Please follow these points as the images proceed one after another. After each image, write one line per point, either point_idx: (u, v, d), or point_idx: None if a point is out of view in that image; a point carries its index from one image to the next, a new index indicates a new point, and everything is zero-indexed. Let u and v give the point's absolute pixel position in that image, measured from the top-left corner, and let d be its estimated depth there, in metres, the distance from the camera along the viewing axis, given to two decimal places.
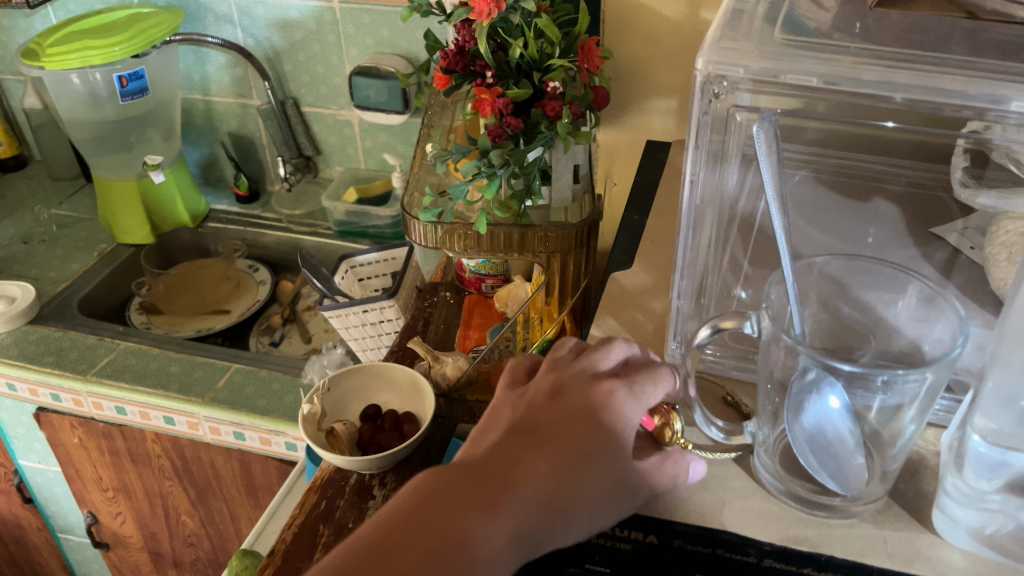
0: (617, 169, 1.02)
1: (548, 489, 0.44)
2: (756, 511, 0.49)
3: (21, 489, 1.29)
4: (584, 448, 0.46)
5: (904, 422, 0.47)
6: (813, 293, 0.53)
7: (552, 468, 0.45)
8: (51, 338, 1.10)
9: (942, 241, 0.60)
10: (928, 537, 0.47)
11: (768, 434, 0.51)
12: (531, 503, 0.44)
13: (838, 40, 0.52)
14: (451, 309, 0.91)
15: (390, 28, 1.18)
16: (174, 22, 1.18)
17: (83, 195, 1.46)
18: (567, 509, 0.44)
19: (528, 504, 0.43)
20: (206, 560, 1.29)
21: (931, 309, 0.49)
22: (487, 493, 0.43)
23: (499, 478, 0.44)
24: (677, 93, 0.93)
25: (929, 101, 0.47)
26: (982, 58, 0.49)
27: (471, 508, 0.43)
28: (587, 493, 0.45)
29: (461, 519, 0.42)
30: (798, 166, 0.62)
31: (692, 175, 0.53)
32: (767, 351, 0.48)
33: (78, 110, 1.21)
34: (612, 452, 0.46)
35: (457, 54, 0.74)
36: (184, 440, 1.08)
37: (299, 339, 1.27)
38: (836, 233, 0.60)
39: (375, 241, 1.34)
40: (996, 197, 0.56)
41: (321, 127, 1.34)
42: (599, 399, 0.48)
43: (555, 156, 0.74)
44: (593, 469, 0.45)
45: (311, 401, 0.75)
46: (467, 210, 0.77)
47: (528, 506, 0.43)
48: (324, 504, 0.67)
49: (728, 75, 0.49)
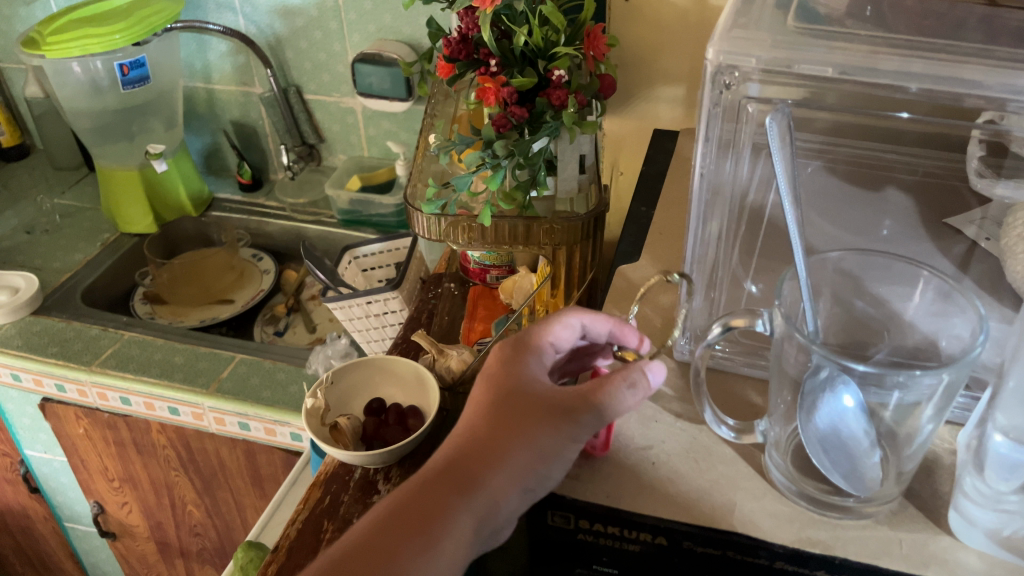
0: (623, 159, 1.00)
1: (472, 484, 0.46)
2: (768, 513, 0.48)
3: (27, 480, 1.29)
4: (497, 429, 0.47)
5: (922, 421, 0.46)
6: (826, 288, 0.52)
7: (474, 465, 0.46)
8: (55, 329, 1.10)
9: (960, 235, 0.59)
10: (945, 539, 0.46)
11: (780, 433, 0.50)
12: (463, 504, 0.45)
13: (851, 28, 0.50)
14: (456, 301, 0.89)
15: (393, 15, 1.16)
16: (175, 9, 1.16)
17: (85, 184, 1.45)
18: (495, 492, 0.46)
19: (456, 509, 0.45)
20: (213, 549, 1.29)
21: (948, 304, 0.48)
22: (414, 514, 0.46)
23: (422, 496, 0.46)
24: (684, 80, 0.91)
25: (947, 92, 0.45)
26: (998, 46, 0.48)
27: (402, 535, 0.45)
28: (517, 437, 0.47)
29: (397, 552, 0.45)
30: (810, 157, 0.59)
31: (702, 168, 0.52)
32: (779, 348, 0.47)
33: (79, 99, 1.20)
34: (529, 419, 0.47)
35: (460, 41, 0.72)
36: (189, 431, 1.07)
37: (304, 329, 1.26)
38: (848, 225, 0.60)
39: (380, 229, 1.32)
40: (1013, 187, 0.55)
41: (324, 115, 1.32)
42: (496, 371, 0.50)
43: (560, 146, 0.72)
44: (514, 446, 0.46)
45: (315, 394, 0.74)
46: (471, 200, 0.75)
47: (456, 510, 0.45)
48: (329, 500, 0.66)
49: (739, 65, 0.47)
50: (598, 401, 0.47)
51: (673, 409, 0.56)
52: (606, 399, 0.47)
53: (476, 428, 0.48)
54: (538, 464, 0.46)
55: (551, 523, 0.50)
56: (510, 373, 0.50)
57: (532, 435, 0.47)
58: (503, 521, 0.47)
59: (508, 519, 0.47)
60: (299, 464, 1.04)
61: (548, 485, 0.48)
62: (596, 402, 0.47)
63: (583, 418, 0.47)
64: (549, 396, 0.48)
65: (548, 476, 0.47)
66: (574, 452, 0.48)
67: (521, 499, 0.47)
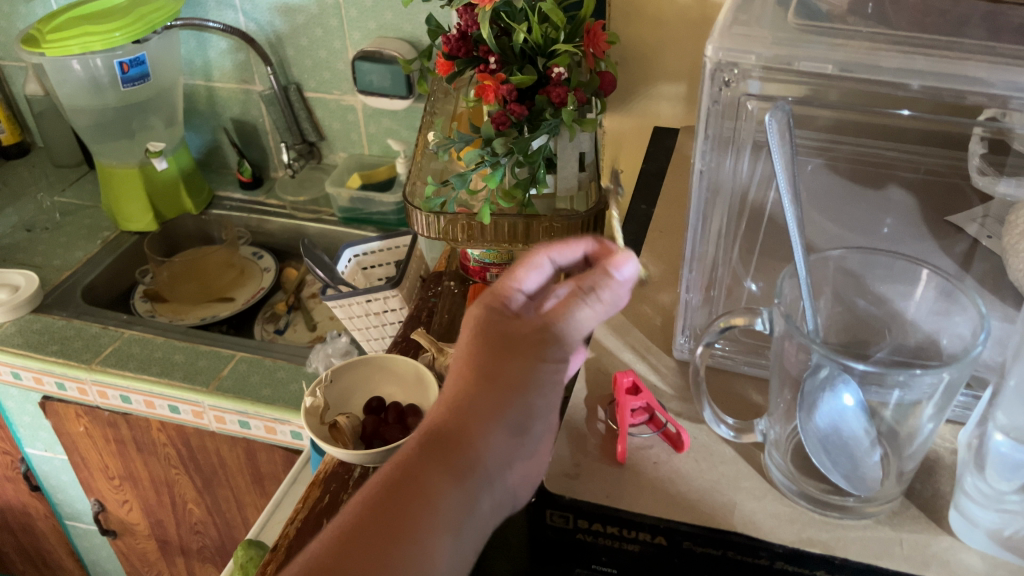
0: (624, 156, 1.00)
1: (452, 450, 0.41)
2: (769, 513, 0.48)
3: (28, 478, 1.29)
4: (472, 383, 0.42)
5: (923, 420, 0.46)
6: (827, 287, 0.52)
7: (449, 429, 0.41)
8: (55, 327, 1.10)
9: (963, 233, 0.58)
10: (946, 539, 0.46)
11: (780, 432, 0.50)
12: (453, 469, 0.41)
13: (853, 25, 0.50)
14: (456, 299, 0.89)
15: (393, 12, 1.16)
16: (174, 7, 1.16)
17: (86, 182, 1.45)
18: (484, 447, 0.41)
19: (442, 482, 0.40)
20: (214, 547, 1.29)
21: (950, 303, 0.47)
22: (400, 500, 0.40)
23: (401, 483, 0.40)
24: (685, 78, 0.91)
25: (949, 89, 0.45)
26: (1001, 42, 0.47)
27: (394, 539, 0.38)
28: (494, 384, 0.42)
29: (389, 548, 0.38)
30: (811, 155, 0.59)
31: (702, 165, 0.52)
32: (779, 347, 0.47)
33: (79, 97, 1.20)
34: (505, 361, 0.42)
35: (459, 39, 0.72)
36: (189, 429, 1.07)
37: (304, 327, 1.26)
38: (851, 223, 0.59)
39: (380, 228, 1.32)
40: (1015, 184, 0.54)
41: (324, 113, 1.32)
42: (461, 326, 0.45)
43: (559, 145, 0.72)
44: (485, 391, 0.42)
45: (314, 394, 0.74)
46: (470, 199, 0.75)
47: (442, 483, 0.40)
48: (328, 498, 0.67)
49: (739, 62, 0.47)
50: (561, 315, 0.43)
51: (673, 408, 0.56)
52: (569, 313, 0.43)
53: (452, 391, 0.43)
54: (516, 403, 0.42)
55: (550, 523, 0.50)
56: (466, 323, 0.46)
57: (501, 378, 0.42)
58: (497, 480, 0.42)
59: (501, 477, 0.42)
60: (300, 462, 1.04)
61: (536, 428, 0.43)
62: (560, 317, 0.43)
63: (551, 340, 0.43)
64: (509, 329, 0.44)
65: (533, 415, 0.43)
66: (556, 383, 0.44)
67: (509, 447, 0.42)
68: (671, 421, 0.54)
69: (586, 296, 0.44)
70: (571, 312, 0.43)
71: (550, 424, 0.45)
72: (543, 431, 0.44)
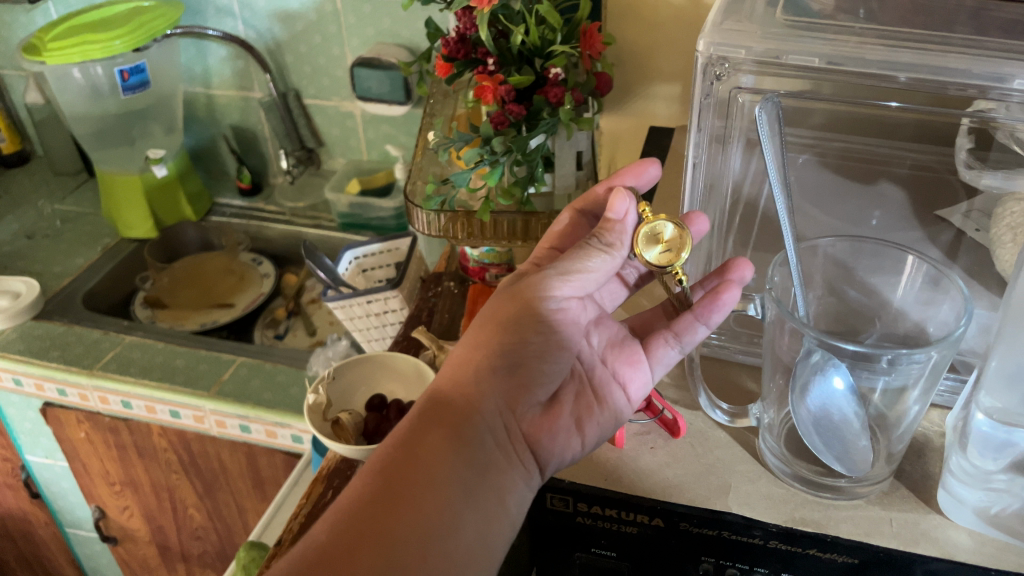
0: (620, 156, 1.02)
1: (446, 405, 0.47)
2: (762, 495, 0.49)
3: (29, 485, 1.29)
4: (468, 346, 0.50)
5: (909, 403, 0.48)
6: (817, 275, 0.54)
7: (441, 391, 0.48)
8: (57, 333, 1.11)
9: (946, 222, 0.59)
10: (934, 518, 0.48)
11: (774, 417, 0.52)
12: (448, 416, 0.47)
13: (842, 21, 0.52)
14: (456, 299, 0.91)
15: (392, 18, 1.18)
16: (175, 15, 1.18)
17: (86, 190, 1.46)
18: (477, 392, 0.48)
19: (437, 431, 0.46)
20: (214, 553, 1.30)
21: (936, 291, 0.49)
22: (402, 450, 0.45)
23: (397, 445, 0.45)
24: (680, 78, 0.92)
25: (934, 81, 0.46)
26: (987, 37, 0.49)
27: (393, 484, 0.43)
28: (484, 337, 0.50)
29: (393, 500, 0.43)
30: (802, 148, 0.60)
31: (694, 158, 0.54)
32: (771, 334, 0.49)
33: (80, 104, 1.21)
34: (498, 315, 0.50)
35: (458, 41, 0.74)
36: (189, 434, 1.08)
37: (304, 332, 1.27)
38: (839, 214, 0.61)
39: (379, 232, 1.33)
40: (1002, 177, 0.54)
41: (323, 119, 1.34)
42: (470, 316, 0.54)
43: (557, 143, 0.74)
44: (473, 348, 0.50)
45: (317, 390, 0.75)
46: (470, 198, 0.77)
47: (437, 432, 0.46)
48: (331, 494, 0.68)
49: (730, 57, 0.49)
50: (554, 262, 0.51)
51: (670, 396, 0.58)
52: (574, 258, 0.50)
53: (449, 361, 0.50)
54: (499, 346, 0.49)
55: (550, 507, 0.52)
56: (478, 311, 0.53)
57: (484, 333, 0.50)
58: (495, 427, 0.48)
59: (500, 424, 0.48)
60: (300, 466, 1.05)
61: (530, 376, 0.50)
62: (552, 265, 0.51)
63: (538, 286, 0.50)
64: (502, 296, 0.52)
65: (521, 357, 0.49)
66: (549, 335, 0.50)
67: (499, 394, 0.49)
68: (667, 407, 0.55)
69: (595, 243, 0.51)
70: (571, 254, 0.51)
71: (548, 377, 0.51)
72: (540, 381, 0.50)
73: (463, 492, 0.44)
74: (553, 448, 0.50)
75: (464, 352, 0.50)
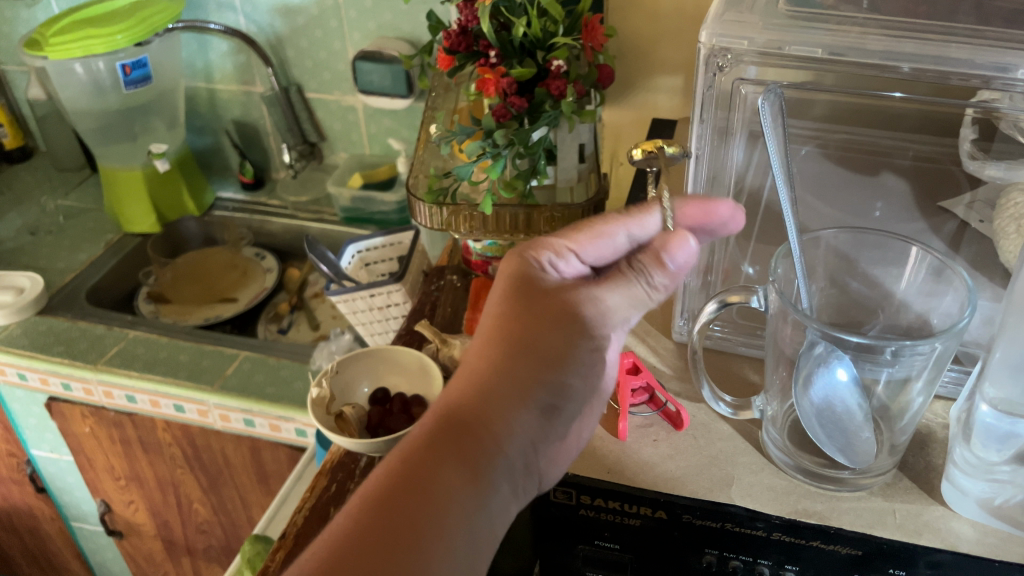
0: (623, 148, 1.01)
1: (469, 435, 0.42)
2: (765, 486, 0.50)
3: (34, 479, 1.30)
4: (503, 367, 0.43)
5: (913, 395, 0.48)
6: (820, 267, 0.53)
7: (464, 415, 0.42)
8: (61, 328, 1.11)
9: (949, 213, 0.59)
10: (938, 509, 0.48)
11: (777, 409, 0.52)
12: (469, 454, 0.41)
13: (845, 11, 0.51)
14: (458, 293, 0.91)
15: (393, 12, 1.17)
16: (176, 9, 1.17)
17: (88, 185, 1.46)
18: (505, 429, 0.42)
19: (454, 468, 0.41)
20: (219, 547, 1.30)
21: (940, 282, 0.49)
22: (414, 487, 0.40)
23: (405, 481, 0.40)
24: (682, 70, 0.92)
25: (937, 71, 0.46)
26: (991, 27, 0.49)
27: (398, 528, 0.38)
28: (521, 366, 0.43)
29: (393, 549, 0.38)
30: (804, 141, 0.60)
31: (697, 151, 0.55)
32: (774, 326, 0.49)
33: (82, 99, 1.21)
34: (539, 336, 0.44)
35: (460, 34, 0.73)
36: (194, 428, 1.08)
37: (307, 327, 1.27)
38: (843, 206, 0.61)
39: (382, 225, 1.34)
40: (1004, 168, 0.54)
41: (325, 113, 1.33)
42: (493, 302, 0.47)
43: (559, 135, 0.74)
44: (503, 369, 0.43)
45: (320, 384, 0.76)
46: (472, 191, 0.77)
47: (455, 473, 0.40)
48: (335, 488, 0.68)
49: (732, 48, 0.49)
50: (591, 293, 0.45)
51: (673, 388, 0.58)
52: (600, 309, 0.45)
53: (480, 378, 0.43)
54: (536, 376, 0.43)
55: (554, 499, 0.52)
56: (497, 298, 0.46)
57: (507, 356, 0.43)
58: (519, 467, 0.43)
59: (524, 461, 0.43)
60: (304, 459, 1.05)
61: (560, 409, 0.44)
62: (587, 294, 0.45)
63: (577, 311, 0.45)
64: (536, 304, 0.45)
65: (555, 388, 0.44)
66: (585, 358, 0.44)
67: (527, 431, 0.43)
68: (670, 400, 0.55)
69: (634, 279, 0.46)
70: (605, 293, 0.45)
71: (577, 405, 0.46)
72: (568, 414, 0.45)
73: (472, 540, 0.40)
74: (560, 477, 0.46)
75: (479, 368, 0.43)
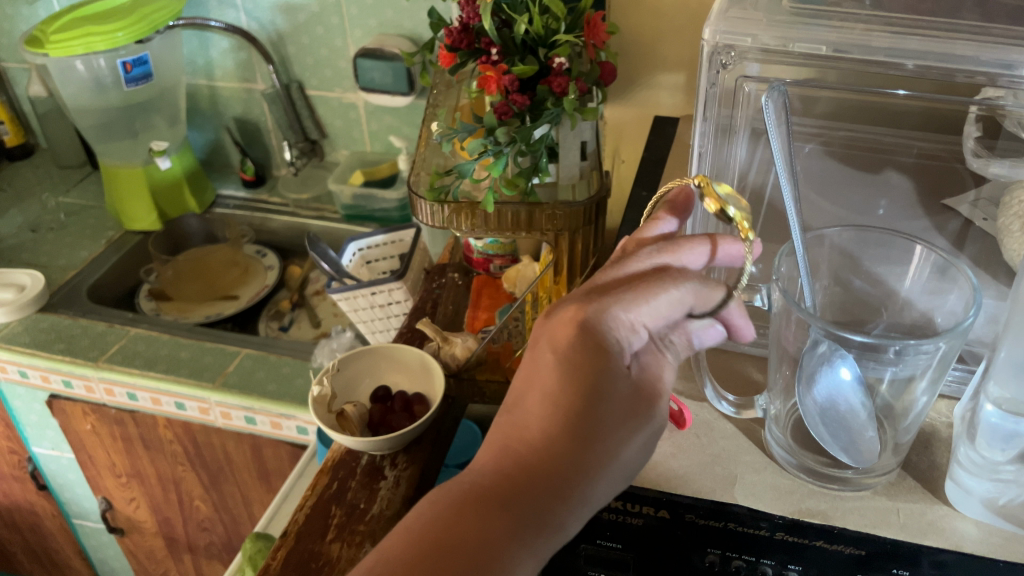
0: (625, 146, 1.01)
1: (535, 513, 0.39)
2: (768, 485, 0.50)
3: (35, 477, 1.30)
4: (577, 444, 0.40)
5: (917, 394, 0.48)
6: (824, 266, 0.53)
7: (530, 490, 0.39)
8: (62, 326, 1.11)
9: (953, 212, 0.58)
10: (942, 508, 0.48)
11: (780, 408, 0.52)
12: (534, 533, 0.39)
13: (848, 8, 0.51)
14: (460, 290, 0.91)
15: (394, 9, 1.17)
16: (177, 6, 1.17)
17: (89, 182, 1.46)
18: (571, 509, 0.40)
19: (517, 546, 0.38)
20: (220, 544, 1.30)
21: (943, 280, 0.49)
22: (476, 560, 0.37)
23: (467, 556, 0.37)
24: (684, 68, 0.92)
25: (941, 68, 0.46)
26: (994, 24, 0.48)
27: None
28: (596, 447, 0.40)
29: None
30: (807, 138, 0.60)
31: (699, 148, 0.54)
32: (778, 325, 0.49)
33: (83, 97, 1.21)
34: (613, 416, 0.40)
35: (461, 31, 0.73)
36: (195, 425, 1.08)
37: (308, 324, 1.27)
38: (845, 203, 0.60)
39: (383, 223, 1.34)
40: (1008, 166, 0.54)
41: (326, 110, 1.33)
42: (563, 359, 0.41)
43: (561, 133, 0.73)
44: (578, 448, 0.40)
45: (321, 382, 0.75)
46: (474, 188, 0.76)
47: (517, 551, 0.38)
48: (336, 486, 0.68)
49: (736, 45, 0.49)
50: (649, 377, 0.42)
51: (675, 387, 0.58)
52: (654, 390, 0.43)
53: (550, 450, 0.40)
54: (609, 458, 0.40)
55: None
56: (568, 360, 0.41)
57: (580, 430, 0.40)
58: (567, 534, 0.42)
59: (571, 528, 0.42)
60: (306, 457, 1.05)
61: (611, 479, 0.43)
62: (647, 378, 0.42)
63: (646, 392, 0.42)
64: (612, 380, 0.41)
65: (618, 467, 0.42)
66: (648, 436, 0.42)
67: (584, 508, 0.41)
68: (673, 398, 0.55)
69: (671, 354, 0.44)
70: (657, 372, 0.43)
71: None
72: None
73: None
74: None
75: (543, 442, 0.40)
